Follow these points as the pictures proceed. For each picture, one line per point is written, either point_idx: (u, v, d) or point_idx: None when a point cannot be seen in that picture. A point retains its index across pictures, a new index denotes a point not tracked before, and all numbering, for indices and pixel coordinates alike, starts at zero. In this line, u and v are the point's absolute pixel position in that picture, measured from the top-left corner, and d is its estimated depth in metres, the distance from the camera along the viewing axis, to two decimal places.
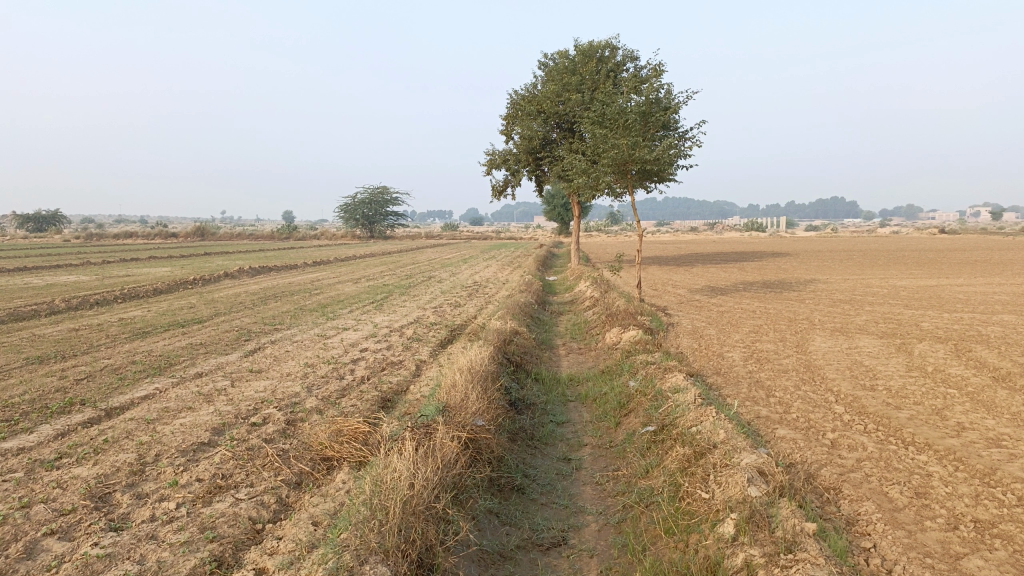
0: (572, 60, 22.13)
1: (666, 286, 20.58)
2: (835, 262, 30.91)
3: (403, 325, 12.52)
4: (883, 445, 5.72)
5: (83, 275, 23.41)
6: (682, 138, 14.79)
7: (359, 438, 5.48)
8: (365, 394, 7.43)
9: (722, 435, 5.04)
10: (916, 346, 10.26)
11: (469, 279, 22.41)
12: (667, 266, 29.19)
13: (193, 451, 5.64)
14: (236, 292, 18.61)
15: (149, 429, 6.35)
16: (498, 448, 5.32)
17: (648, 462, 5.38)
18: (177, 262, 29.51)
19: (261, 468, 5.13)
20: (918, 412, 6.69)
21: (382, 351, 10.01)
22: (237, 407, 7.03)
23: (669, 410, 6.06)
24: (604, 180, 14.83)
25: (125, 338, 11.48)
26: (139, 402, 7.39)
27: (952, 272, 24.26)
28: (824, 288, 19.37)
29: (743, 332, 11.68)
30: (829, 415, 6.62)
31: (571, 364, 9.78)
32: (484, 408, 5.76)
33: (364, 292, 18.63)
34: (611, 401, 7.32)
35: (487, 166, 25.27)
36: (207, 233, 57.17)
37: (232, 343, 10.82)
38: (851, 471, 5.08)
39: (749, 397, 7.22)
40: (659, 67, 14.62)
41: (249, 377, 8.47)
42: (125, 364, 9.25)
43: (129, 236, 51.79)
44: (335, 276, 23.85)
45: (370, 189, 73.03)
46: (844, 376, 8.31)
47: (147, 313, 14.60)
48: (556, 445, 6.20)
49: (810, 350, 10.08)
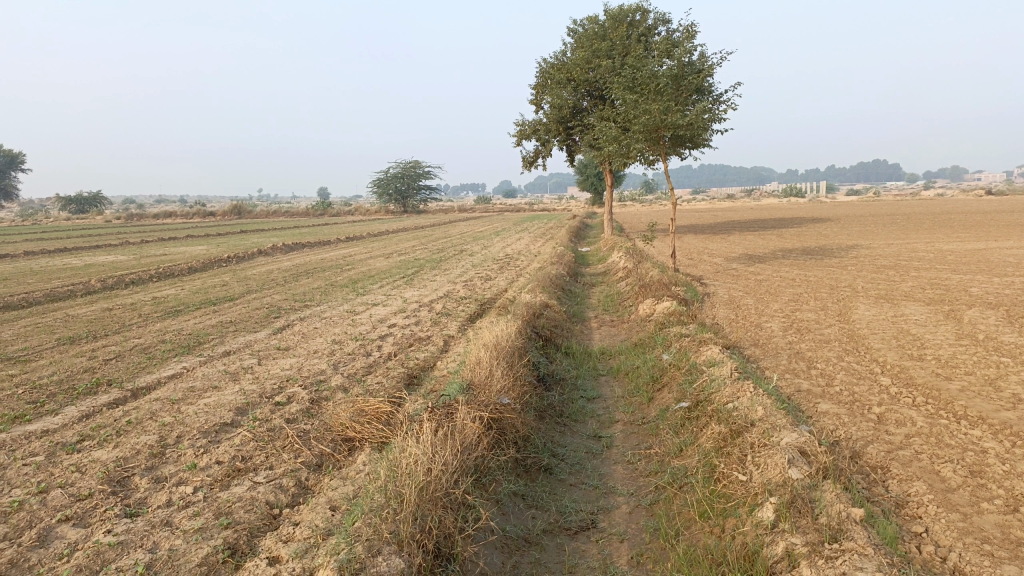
0: (602, 25, 21.57)
1: (702, 254, 20.13)
2: (878, 227, 30.02)
3: (432, 300, 12.36)
4: (933, 420, 5.38)
5: (121, 254, 23.71)
6: (716, 102, 14.30)
7: (381, 418, 5.31)
8: (391, 371, 7.28)
9: (760, 412, 4.75)
10: (966, 312, 9.78)
11: (501, 251, 22.21)
12: (702, 235, 28.63)
13: (214, 432, 5.53)
14: (268, 269, 18.64)
15: (173, 409, 6.27)
16: (525, 427, 5.11)
17: (682, 440, 5.13)
18: (213, 241, 29.71)
19: (280, 450, 4.99)
20: (969, 384, 6.32)
21: (410, 326, 9.86)
22: (262, 386, 6.92)
23: (704, 385, 5.78)
24: (636, 147, 14.44)
25: (157, 316, 11.50)
26: (166, 381, 7.33)
27: (1001, 235, 23.37)
28: (866, 254, 18.76)
29: (781, 301, 11.29)
30: (874, 388, 6.28)
31: (603, 337, 9.53)
32: (510, 385, 5.55)
33: (395, 267, 18.52)
34: (643, 375, 7.06)
35: (518, 136, 24.88)
36: (243, 211, 57.67)
37: (261, 320, 10.76)
38: (900, 449, 4.77)
39: (788, 369, 6.90)
40: (692, 28, 14.09)
41: (276, 354, 8.37)
42: (154, 343, 9.22)
43: (168, 216, 52.57)
44: (368, 252, 23.81)
45: (402, 163, 72.95)
46: (890, 346, 7.93)
47: (180, 291, 14.65)
48: (586, 422, 5.98)
49: (853, 318, 9.67)
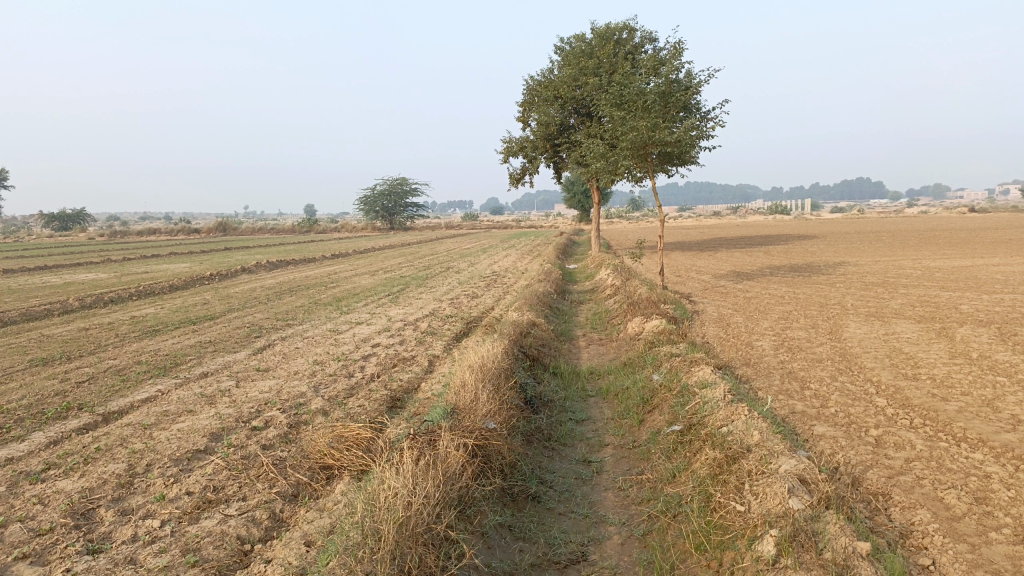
0: (588, 43, 21.56)
1: (690, 271, 20.03)
2: (863, 244, 30.10)
3: (418, 319, 12.14)
4: (933, 443, 5.21)
5: (101, 272, 23.35)
6: (704, 119, 14.24)
7: (361, 444, 5.08)
8: (374, 393, 7.05)
9: (757, 436, 4.57)
10: (957, 330, 9.67)
11: (488, 269, 22.03)
12: (689, 252, 28.64)
13: (187, 460, 5.29)
14: (252, 287, 18.36)
15: (145, 435, 6.02)
16: (512, 453, 4.90)
17: (675, 466, 4.94)
18: (197, 258, 29.37)
19: (255, 479, 4.75)
20: (967, 404, 6.17)
21: (394, 346, 9.64)
22: (239, 409, 6.68)
23: (697, 408, 5.60)
24: (623, 164, 14.34)
25: (135, 337, 11.21)
26: (139, 405, 7.07)
27: (987, 251, 23.44)
28: (853, 271, 18.73)
29: (771, 320, 11.15)
30: (870, 409, 6.11)
31: (592, 356, 9.34)
32: (496, 409, 5.35)
33: (380, 285, 18.28)
34: (633, 397, 6.87)
35: (505, 153, 24.79)
36: (229, 228, 57.31)
37: (241, 340, 10.49)
38: (902, 474, 4.59)
39: (782, 390, 6.74)
40: (679, 45, 14.04)
41: (255, 376, 8.11)
42: (130, 365, 8.93)
43: (153, 233, 52.06)
44: (353, 269, 23.56)
45: (389, 180, 72.82)
46: (883, 365, 7.79)
47: (160, 310, 14.34)
48: (575, 446, 5.78)
49: (844, 337, 9.54)
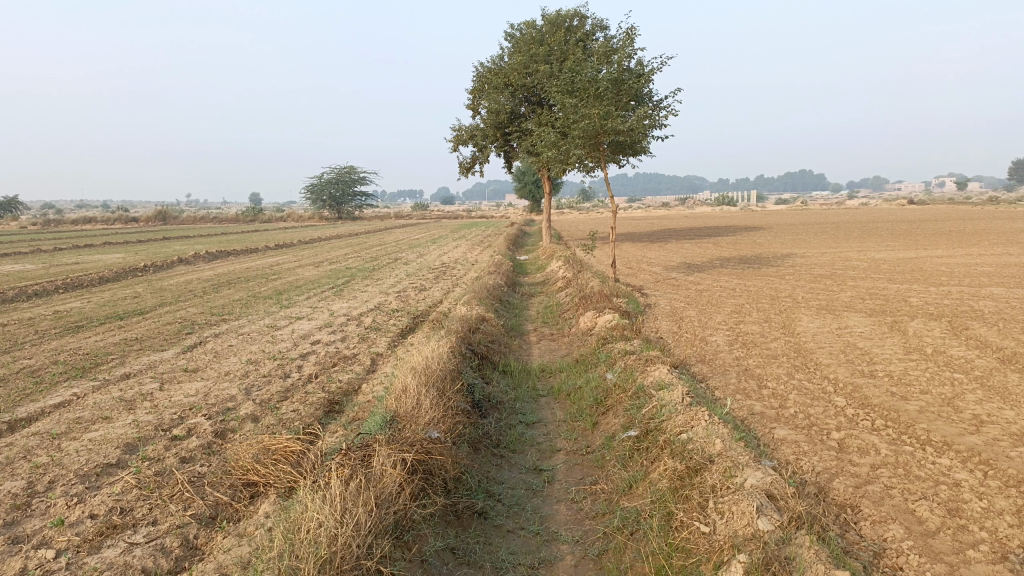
0: (539, 30, 21.19)
1: (641, 263, 19.86)
2: (810, 236, 30.46)
3: (362, 313, 11.63)
4: (897, 447, 5.00)
5: (28, 263, 22.03)
6: (656, 108, 14.02)
7: (290, 457, 4.61)
8: (311, 396, 6.58)
9: (719, 445, 4.26)
10: (909, 325, 9.59)
11: (437, 260, 21.55)
12: (640, 243, 28.54)
13: (94, 477, 4.74)
14: (189, 279, 17.52)
15: (52, 446, 5.43)
16: (456, 466, 4.49)
17: (632, 476, 4.62)
18: (133, 248, 28.13)
19: (168, 500, 4.25)
20: (927, 404, 5.99)
21: (335, 343, 9.13)
22: (160, 416, 6.12)
23: (653, 412, 5.28)
24: (575, 154, 14.00)
25: (56, 333, 10.43)
26: (50, 410, 6.45)
27: (929, 243, 23.82)
28: (802, 263, 18.79)
29: (724, 313, 10.97)
30: (831, 410, 5.88)
31: (543, 353, 8.99)
32: (440, 417, 4.94)
33: (325, 276, 17.63)
34: (586, 397, 6.53)
35: (454, 141, 24.25)
36: (169, 217, 55.20)
37: (170, 337, 9.84)
38: (869, 483, 4.34)
39: (739, 389, 6.48)
40: (631, 31, 13.75)
41: (183, 377, 7.54)
42: (45, 365, 8.24)
43: (89, 222, 49.73)
44: (298, 260, 22.79)
45: (337, 168, 71.34)
46: (840, 362, 7.60)
47: (86, 304, 13.47)
48: (525, 453, 5.41)
49: (798, 331, 9.38)
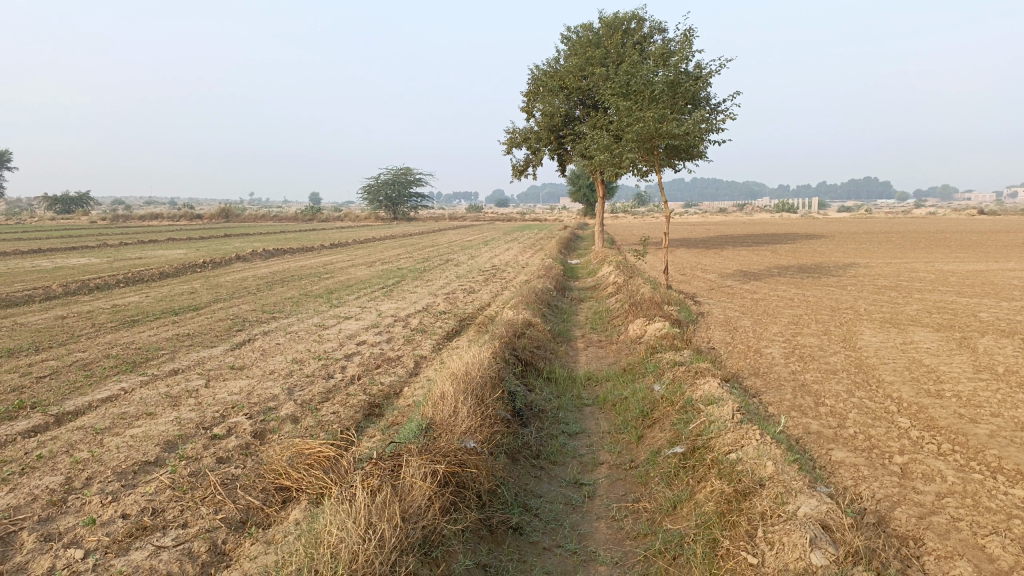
0: (596, 32, 20.96)
1: (695, 270, 19.41)
2: (874, 245, 29.47)
3: (409, 314, 11.58)
4: (966, 475, 4.65)
5: (93, 257, 22.70)
6: (713, 112, 13.65)
7: (323, 462, 4.52)
8: (351, 398, 6.50)
9: (771, 468, 4.01)
10: (979, 341, 9.06)
11: (488, 262, 21.46)
12: (695, 249, 27.99)
13: (132, 475, 4.73)
14: (244, 276, 17.81)
15: (94, 441, 5.46)
16: (492, 478, 4.34)
17: (677, 496, 4.40)
18: (193, 244, 28.76)
19: (200, 502, 4.20)
20: (1000, 428, 5.59)
21: (381, 344, 9.09)
22: (201, 414, 6.12)
23: (701, 428, 5.03)
24: (628, 157, 13.73)
25: (112, 327, 10.64)
26: (97, 404, 6.52)
27: (1002, 255, 22.74)
28: (865, 273, 18.11)
29: (781, 324, 10.57)
30: (893, 431, 5.53)
31: (590, 360, 8.77)
32: (477, 426, 4.80)
33: (376, 276, 17.70)
34: (632, 409, 6.30)
35: (508, 144, 24.18)
36: (231, 215, 56.47)
37: (220, 334, 9.94)
38: (934, 514, 4.02)
39: (794, 406, 6.17)
40: (689, 33, 13.41)
41: (228, 375, 7.56)
42: (98, 359, 8.37)
43: (155, 218, 51.33)
44: (351, 259, 22.97)
45: (393, 169, 72.12)
46: (903, 379, 7.20)
47: (144, 299, 13.76)
48: (566, 465, 5.23)
49: (859, 345, 8.96)
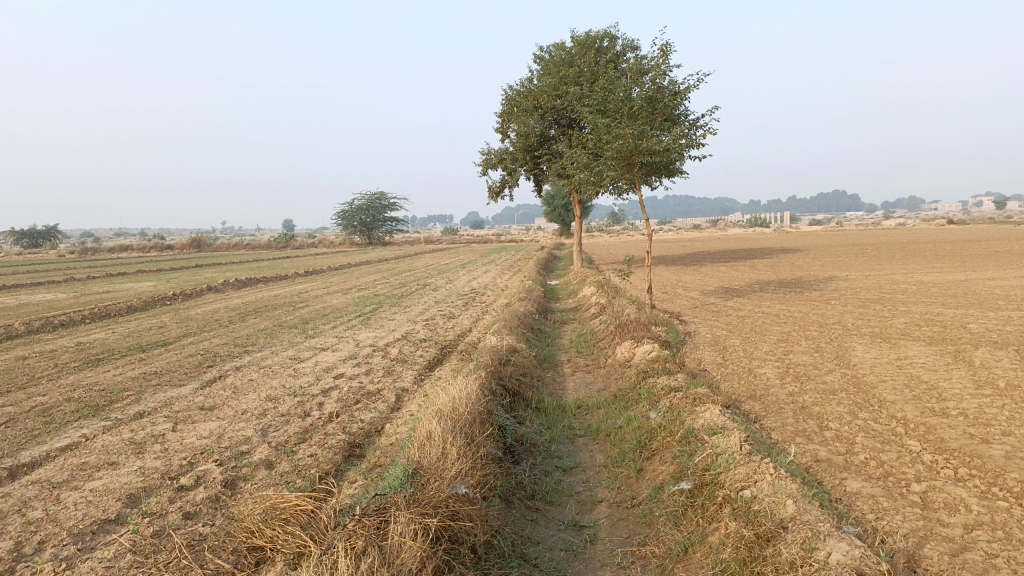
0: (568, 52, 20.87)
1: (677, 288, 19.20)
2: (850, 257, 29.62)
3: (388, 343, 11.18)
4: (991, 503, 4.36)
5: (60, 293, 21.99)
6: (692, 127, 13.49)
7: (299, 516, 4.13)
8: (331, 438, 6.10)
9: (792, 507, 3.70)
10: (974, 354, 8.86)
11: (467, 286, 21.12)
12: (674, 266, 27.84)
13: (89, 536, 4.29)
14: (216, 308, 17.28)
15: (50, 498, 5.01)
16: (486, 528, 3.97)
17: (688, 539, 4.06)
18: (164, 276, 28.14)
19: (164, 568, 3.79)
20: (1015, 449, 5.32)
21: (359, 377, 8.68)
22: (168, 462, 5.68)
23: (708, 462, 4.70)
24: (608, 175, 13.48)
25: (75, 367, 10.10)
26: (56, 455, 6.05)
27: (979, 265, 22.81)
28: (846, 286, 18.03)
29: (771, 342, 10.32)
30: (906, 456, 5.24)
31: (578, 387, 8.42)
32: (467, 470, 4.45)
33: (352, 304, 17.27)
34: (628, 440, 5.97)
35: (483, 166, 23.94)
36: (203, 245, 55.60)
37: (191, 371, 9.46)
38: (967, 551, 3.71)
39: (798, 432, 5.87)
40: (664, 48, 13.27)
41: (198, 416, 7.12)
42: (59, 403, 7.87)
43: (126, 250, 50.39)
44: (326, 287, 22.47)
45: (368, 194, 71.69)
46: (905, 397, 6.95)
47: (110, 335, 13.19)
48: (563, 505, 4.87)
49: (854, 362, 8.72)
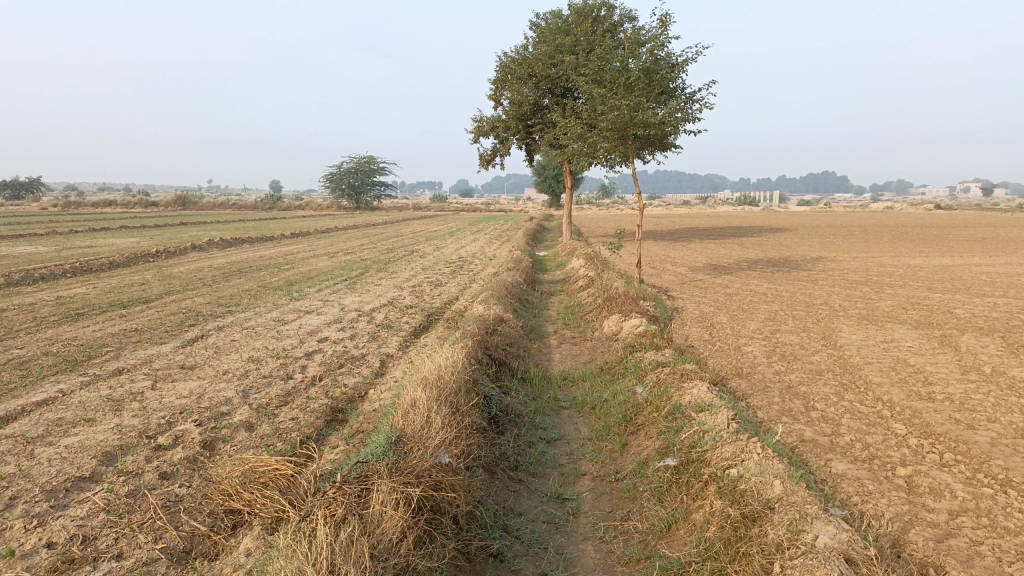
0: (565, 20, 20.53)
1: (665, 263, 19.15)
2: (839, 239, 29.67)
3: (374, 308, 11.06)
4: (976, 489, 4.34)
5: (41, 246, 21.60)
6: (688, 101, 13.34)
7: (278, 481, 4.05)
8: (313, 402, 6.01)
9: (780, 488, 3.66)
10: (960, 339, 8.88)
11: (455, 254, 20.98)
12: (663, 241, 27.74)
13: (62, 493, 4.19)
14: (200, 266, 17.05)
15: (24, 453, 4.89)
16: (469, 498, 3.91)
17: (671, 516, 4.02)
18: (148, 233, 27.73)
19: (138, 529, 3.70)
20: (1000, 436, 5.31)
21: (344, 341, 8.58)
22: (146, 420, 5.57)
23: (694, 439, 4.66)
24: (602, 147, 13.32)
25: (53, 321, 9.92)
26: (30, 409, 5.92)
27: (965, 250, 22.92)
28: (833, 267, 18.06)
29: (758, 321, 10.28)
30: (891, 439, 5.22)
31: (564, 359, 8.36)
32: (451, 439, 4.37)
33: (338, 267, 17.09)
34: (614, 414, 5.92)
35: (475, 133, 23.64)
36: (189, 203, 54.89)
37: (172, 329, 9.32)
38: (952, 537, 3.70)
39: (784, 411, 5.84)
40: (663, 19, 13.06)
41: (178, 375, 7.00)
42: (36, 357, 7.72)
43: (109, 205, 49.66)
44: (312, 250, 22.22)
45: (356, 157, 70.85)
46: (891, 380, 6.93)
47: (91, 290, 12.97)
48: (546, 477, 4.82)
49: (840, 343, 8.70)
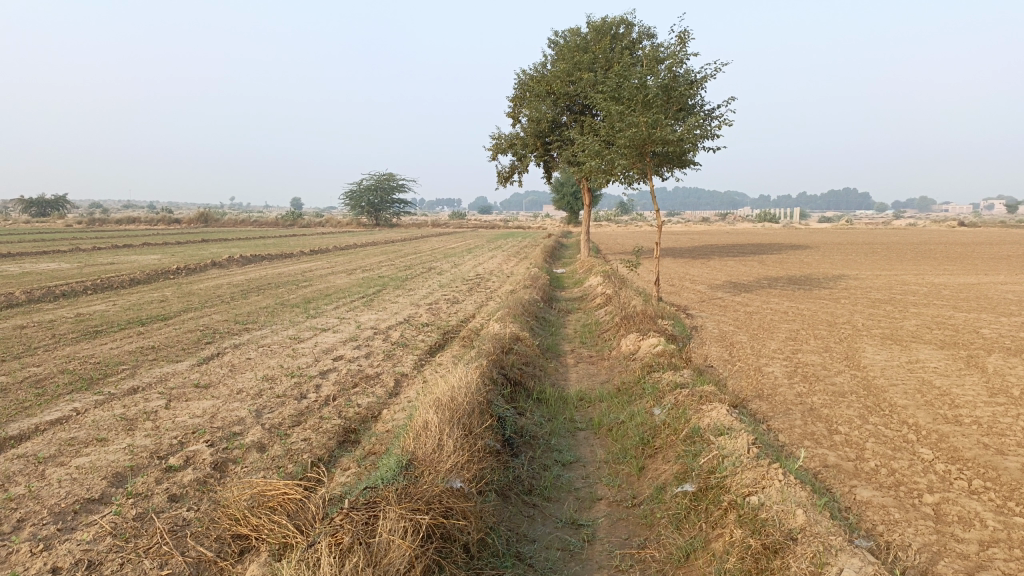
0: (584, 38, 20.56)
1: (684, 281, 18.99)
2: (861, 256, 29.35)
3: (390, 326, 11.02)
4: (1007, 518, 4.18)
5: (64, 263, 21.81)
6: (707, 118, 13.26)
7: (286, 505, 3.98)
8: (326, 422, 5.94)
9: (802, 517, 3.54)
10: (987, 360, 8.66)
11: (472, 271, 20.94)
12: (682, 259, 27.56)
13: (71, 516, 4.15)
14: (219, 284, 17.11)
15: (35, 473, 4.86)
16: (480, 524, 3.82)
17: (689, 545, 3.89)
18: (170, 250, 27.95)
19: (144, 554, 3.64)
20: None
21: (359, 360, 8.53)
22: (158, 440, 5.53)
23: (713, 464, 4.53)
24: (620, 164, 13.26)
25: (72, 339, 9.96)
26: (44, 429, 5.90)
27: (991, 268, 22.55)
28: (855, 285, 17.81)
29: (779, 340, 10.11)
30: (917, 465, 5.06)
31: (581, 379, 8.25)
32: (463, 463, 4.29)
33: (356, 285, 17.11)
34: (630, 437, 5.80)
35: (494, 150, 23.69)
36: (211, 220, 55.40)
37: (188, 347, 9.31)
38: (983, 570, 3.54)
39: (807, 435, 5.69)
40: (682, 36, 13.02)
41: (192, 394, 6.97)
42: (52, 374, 7.74)
43: (132, 223, 50.23)
44: (331, 267, 22.26)
45: (376, 175, 71.28)
46: (917, 403, 6.75)
47: (111, 307, 13.05)
48: (561, 501, 4.71)
49: (864, 364, 8.52)
